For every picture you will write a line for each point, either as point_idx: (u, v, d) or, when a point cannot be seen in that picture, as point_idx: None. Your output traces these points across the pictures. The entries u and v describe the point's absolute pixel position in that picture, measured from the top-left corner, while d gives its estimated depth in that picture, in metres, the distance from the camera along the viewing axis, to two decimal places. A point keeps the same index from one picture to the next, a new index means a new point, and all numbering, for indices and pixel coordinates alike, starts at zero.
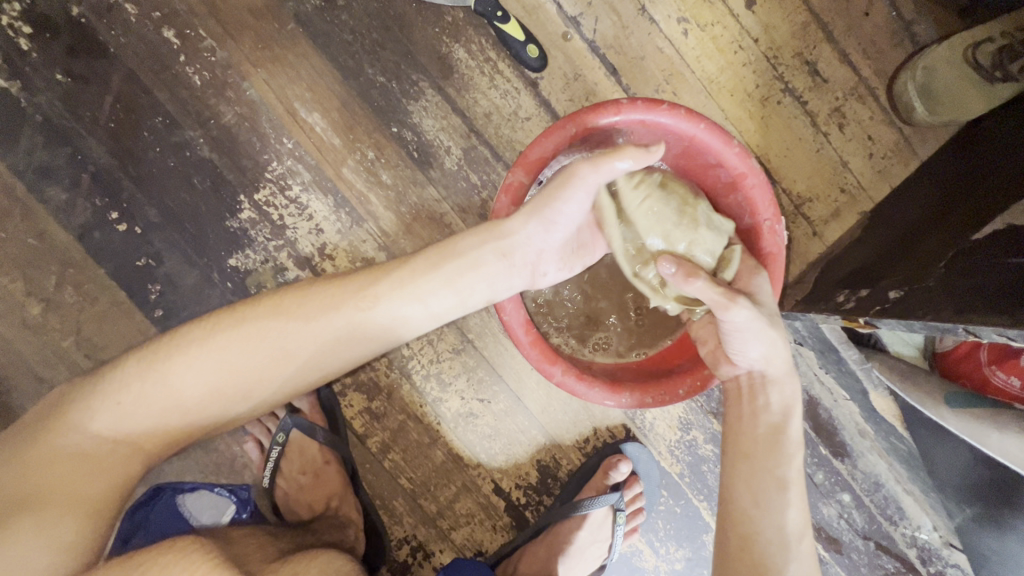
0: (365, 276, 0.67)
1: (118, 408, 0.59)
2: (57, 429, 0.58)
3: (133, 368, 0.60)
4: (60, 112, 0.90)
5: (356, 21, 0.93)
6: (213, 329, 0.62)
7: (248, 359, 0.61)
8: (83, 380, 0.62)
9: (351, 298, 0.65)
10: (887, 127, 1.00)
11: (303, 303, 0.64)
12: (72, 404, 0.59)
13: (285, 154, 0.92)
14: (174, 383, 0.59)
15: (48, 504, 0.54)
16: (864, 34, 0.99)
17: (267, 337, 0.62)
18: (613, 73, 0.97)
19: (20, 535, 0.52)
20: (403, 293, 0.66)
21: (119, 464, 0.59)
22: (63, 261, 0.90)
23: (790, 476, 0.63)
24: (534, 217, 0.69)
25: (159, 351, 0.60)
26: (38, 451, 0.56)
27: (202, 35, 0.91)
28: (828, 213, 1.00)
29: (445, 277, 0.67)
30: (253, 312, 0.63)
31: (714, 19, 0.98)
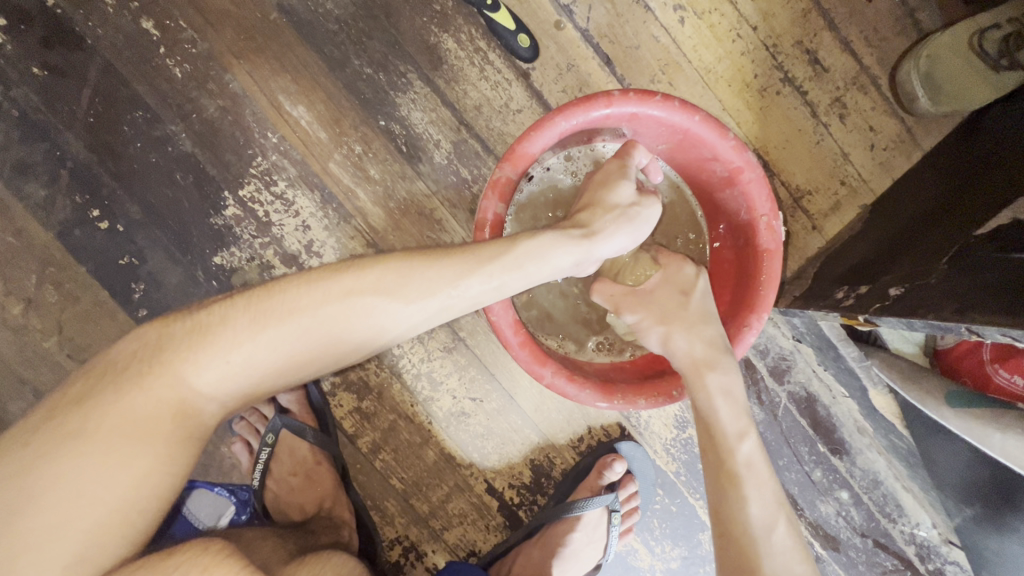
0: (469, 257, 0.63)
1: (218, 370, 0.56)
2: (158, 376, 0.54)
3: (239, 329, 0.56)
4: (37, 106, 0.88)
5: (341, 11, 0.90)
6: (321, 296, 0.59)
7: (348, 333, 0.60)
8: (178, 326, 0.57)
9: (447, 283, 0.62)
10: (889, 118, 0.97)
11: (406, 278, 0.61)
12: (170, 355, 0.55)
13: (270, 148, 0.90)
14: (271, 355, 0.57)
15: (132, 475, 0.52)
16: (866, 21, 0.96)
17: (369, 312, 0.60)
18: (607, 64, 0.94)
19: (103, 479, 0.51)
20: (494, 285, 0.64)
21: (203, 428, 0.57)
22: (44, 259, 0.88)
23: (740, 468, 0.64)
24: (620, 232, 0.71)
25: (266, 313, 0.57)
26: (126, 406, 0.53)
27: (183, 26, 0.89)
28: (828, 206, 0.97)
29: (529, 274, 0.65)
30: (361, 282, 0.60)
31: (711, 6, 0.95)
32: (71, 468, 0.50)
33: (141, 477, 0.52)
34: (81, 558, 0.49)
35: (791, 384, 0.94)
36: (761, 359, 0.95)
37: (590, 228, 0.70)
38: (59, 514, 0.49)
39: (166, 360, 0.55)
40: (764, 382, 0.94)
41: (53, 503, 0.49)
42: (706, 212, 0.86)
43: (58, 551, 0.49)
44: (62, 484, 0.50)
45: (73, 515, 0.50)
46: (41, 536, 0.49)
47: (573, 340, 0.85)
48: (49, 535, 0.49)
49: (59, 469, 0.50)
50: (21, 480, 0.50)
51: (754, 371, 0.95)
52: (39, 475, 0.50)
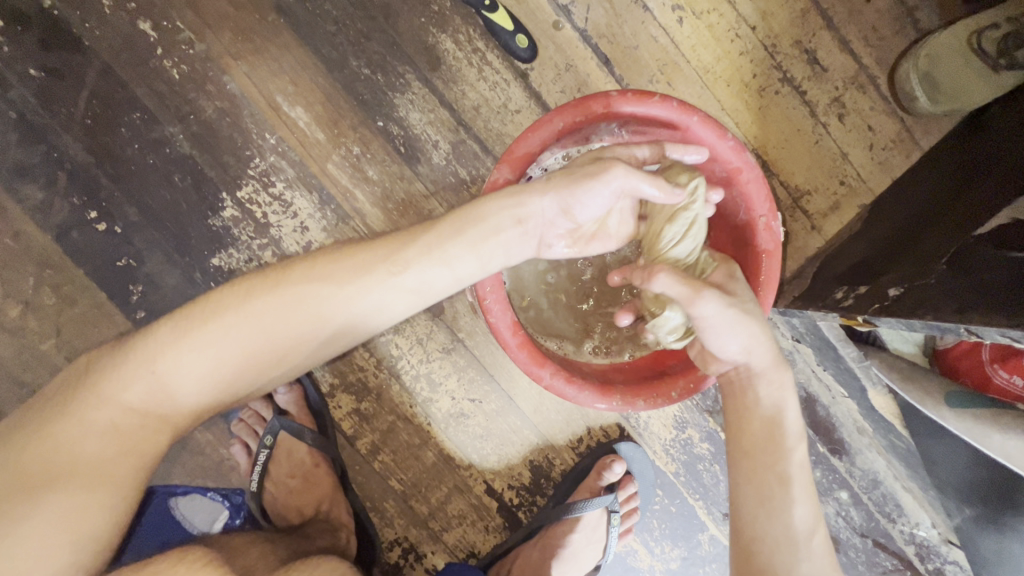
0: (390, 244, 0.64)
1: (148, 377, 0.57)
2: (90, 396, 0.57)
3: (163, 335, 0.58)
4: (35, 108, 0.87)
5: (339, 11, 0.89)
6: (245, 294, 0.60)
7: (281, 324, 0.60)
8: (106, 351, 0.60)
9: (382, 262, 0.63)
10: (888, 117, 0.97)
11: (335, 266, 0.62)
12: (98, 375, 0.58)
13: (268, 150, 0.89)
14: (202, 352, 0.58)
15: (70, 487, 0.54)
16: (865, 21, 0.96)
17: (297, 302, 0.60)
18: (606, 64, 0.94)
19: (53, 501, 0.53)
20: (432, 259, 0.63)
21: (145, 435, 0.58)
22: (41, 262, 0.87)
23: (792, 470, 0.59)
24: (558, 186, 0.65)
25: (191, 316, 0.59)
26: (60, 427, 0.55)
27: (180, 27, 0.88)
28: (827, 206, 0.97)
29: (472, 242, 0.64)
30: (286, 277, 0.61)
31: (709, 6, 0.94)
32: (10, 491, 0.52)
33: (78, 488, 0.54)
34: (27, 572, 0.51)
35: None
36: None
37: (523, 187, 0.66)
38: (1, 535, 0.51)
39: (99, 378, 0.57)
40: None
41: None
42: (706, 214, 0.86)
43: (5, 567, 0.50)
44: (1, 506, 0.52)
45: (14, 534, 0.51)
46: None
47: (572, 340, 0.85)
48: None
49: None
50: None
51: None
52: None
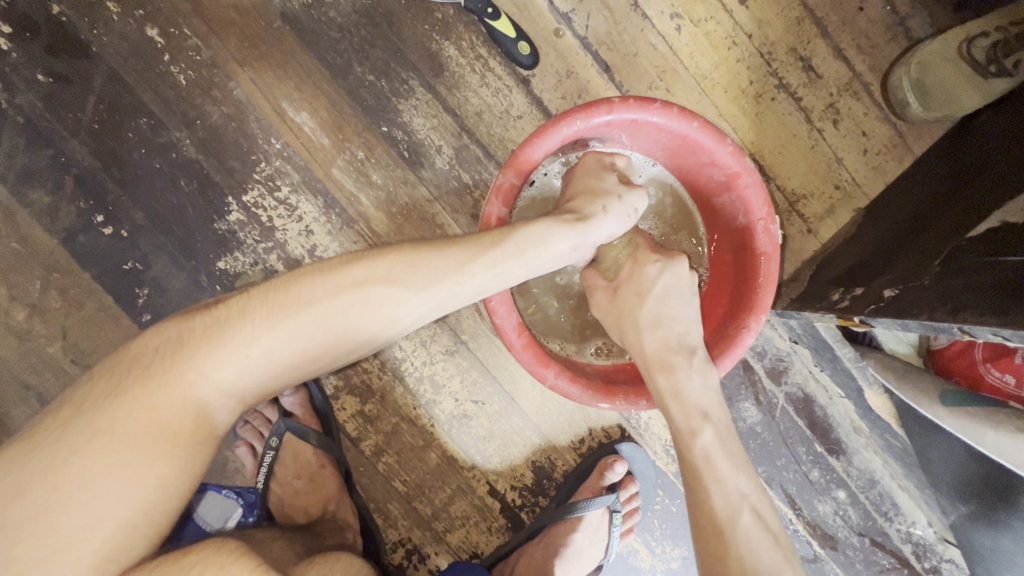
0: (469, 248, 0.65)
1: (238, 363, 0.58)
2: (184, 370, 0.57)
3: (257, 320, 0.59)
4: (42, 113, 0.88)
5: (344, 19, 0.91)
6: (335, 287, 0.61)
7: (362, 320, 0.62)
8: (194, 321, 0.59)
9: (454, 273, 0.64)
10: (881, 123, 0.99)
11: (417, 267, 0.63)
12: (186, 350, 0.58)
13: (274, 155, 0.91)
14: (287, 343, 0.60)
15: (156, 465, 0.55)
16: (858, 29, 0.98)
17: (380, 300, 0.62)
18: (605, 71, 0.96)
19: (144, 469, 0.55)
20: (499, 272, 0.65)
21: (224, 418, 0.60)
22: (48, 265, 0.88)
23: (699, 461, 0.67)
24: (611, 219, 0.71)
25: (283, 304, 0.60)
26: (150, 397, 0.56)
27: (187, 34, 0.90)
28: (822, 210, 0.99)
29: (528, 260, 0.66)
30: (371, 273, 0.63)
31: (707, 14, 0.97)
32: (99, 459, 0.54)
33: (165, 465, 0.56)
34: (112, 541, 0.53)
35: (788, 385, 0.96)
36: (759, 361, 0.96)
37: (583, 214, 0.70)
38: (89, 501, 0.53)
39: (188, 354, 0.57)
40: (761, 383, 0.96)
41: (85, 490, 0.53)
42: (705, 217, 0.88)
43: (92, 533, 0.52)
44: (89, 473, 0.53)
45: (101, 503, 0.53)
46: (74, 520, 0.52)
47: (573, 342, 0.86)
48: (85, 519, 0.52)
49: (87, 456, 0.53)
50: (56, 470, 0.53)
51: (751, 372, 0.96)
52: (69, 466, 0.53)
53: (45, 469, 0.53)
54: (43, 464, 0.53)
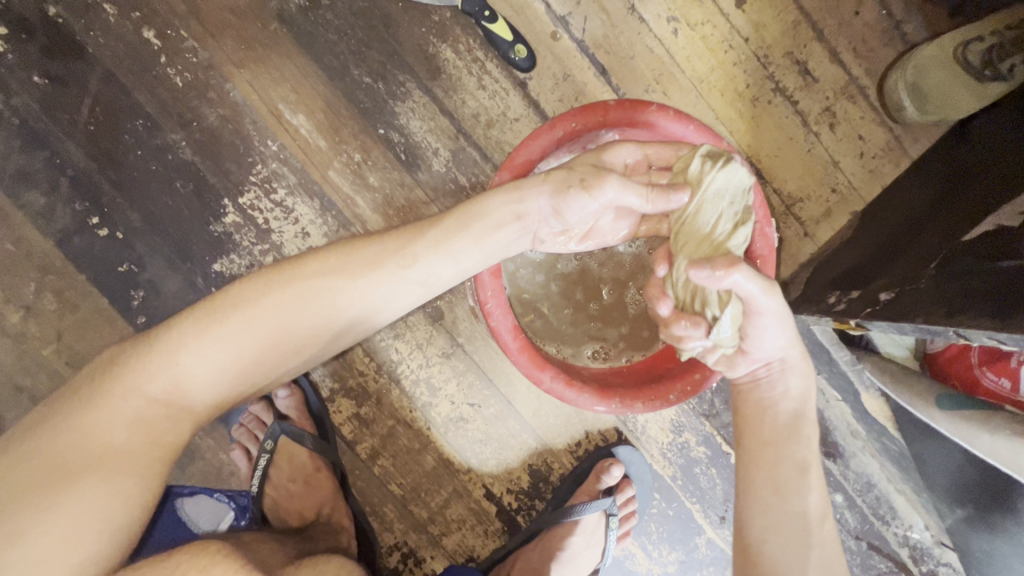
0: (396, 239, 0.65)
1: (173, 371, 0.59)
2: (116, 387, 0.58)
3: (184, 330, 0.60)
4: (38, 115, 0.88)
5: (341, 21, 0.91)
6: (263, 289, 0.62)
7: (296, 319, 0.62)
8: (125, 347, 0.61)
9: (391, 255, 0.64)
10: (877, 126, 0.99)
11: (348, 261, 0.64)
12: (119, 370, 0.59)
13: (270, 157, 0.90)
14: (223, 344, 0.60)
15: (100, 479, 0.55)
16: (854, 33, 0.98)
17: (313, 296, 0.62)
18: (602, 74, 0.96)
19: (90, 482, 0.55)
20: (443, 252, 0.65)
21: (170, 427, 0.60)
22: (43, 267, 0.88)
23: (809, 463, 0.65)
24: (546, 186, 0.65)
25: (211, 310, 0.60)
26: (87, 417, 0.57)
27: (184, 36, 0.89)
28: (819, 213, 0.99)
29: (475, 236, 0.66)
30: (300, 271, 0.63)
31: (704, 18, 0.97)
32: (36, 482, 0.54)
33: (106, 475, 0.55)
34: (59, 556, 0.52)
35: None
36: None
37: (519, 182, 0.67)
38: (29, 524, 0.52)
39: (121, 372, 0.59)
40: None
41: (26, 514, 0.52)
42: None
43: (37, 552, 0.51)
44: (28, 496, 0.53)
45: (41, 522, 0.52)
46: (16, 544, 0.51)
47: (570, 344, 0.86)
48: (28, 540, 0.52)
49: (26, 480, 0.54)
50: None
51: None
52: (8, 490, 0.53)
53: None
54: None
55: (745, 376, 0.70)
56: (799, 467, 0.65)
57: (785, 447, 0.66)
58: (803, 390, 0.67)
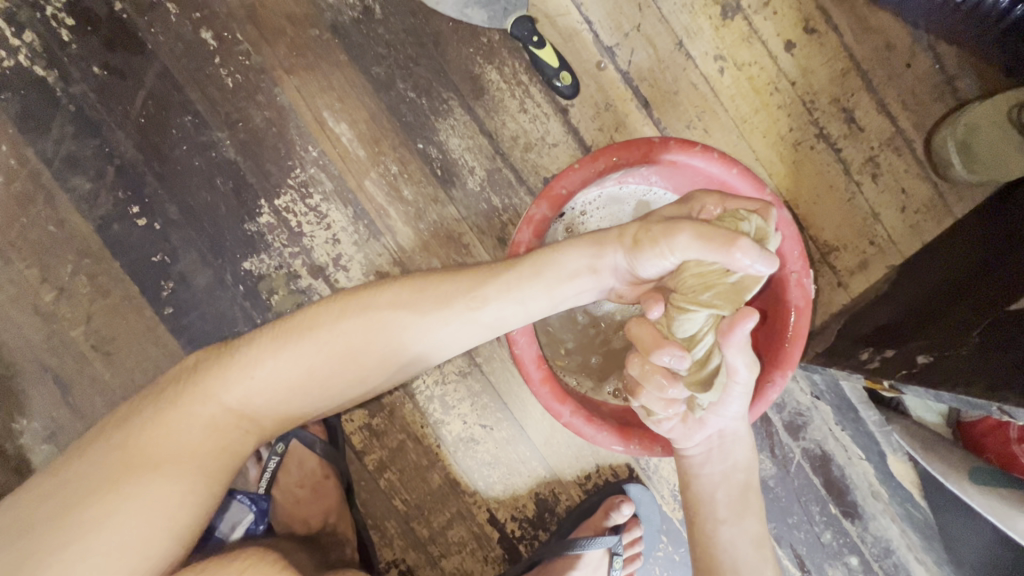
0: (473, 277, 0.65)
1: (244, 384, 0.60)
2: (196, 393, 0.59)
3: (262, 347, 0.61)
4: (92, 103, 0.90)
5: (391, 36, 0.92)
6: (339, 314, 0.63)
7: (366, 345, 0.63)
8: (210, 353, 0.63)
9: (464, 296, 0.64)
10: (922, 181, 0.98)
11: (421, 293, 0.64)
12: (200, 375, 0.60)
13: (310, 162, 0.92)
14: (295, 363, 0.61)
15: (166, 477, 0.55)
16: (904, 85, 0.97)
17: (386, 327, 0.63)
18: (644, 106, 0.96)
19: (157, 484, 0.55)
20: (513, 297, 0.64)
21: (238, 438, 0.61)
22: (81, 251, 0.90)
23: (762, 536, 0.71)
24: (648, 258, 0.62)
25: (292, 329, 0.62)
26: (169, 415, 0.58)
27: (239, 39, 0.92)
28: (854, 264, 0.98)
29: (547, 284, 0.65)
30: (378, 300, 0.64)
31: (751, 59, 0.97)
32: (113, 474, 0.54)
33: (179, 474, 0.56)
34: (128, 552, 0.53)
35: (805, 441, 0.92)
36: (776, 414, 0.92)
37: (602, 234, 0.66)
38: (106, 511, 0.53)
39: (205, 375, 0.60)
40: (777, 436, 0.92)
41: (104, 500, 0.53)
42: None
43: (108, 544, 0.52)
44: (107, 482, 0.54)
45: (115, 513, 0.53)
46: (91, 529, 0.52)
47: (590, 376, 0.85)
48: (100, 529, 0.52)
49: (109, 466, 0.55)
50: (72, 482, 0.54)
51: (767, 424, 0.92)
52: (90, 474, 0.55)
53: (69, 480, 0.54)
54: (68, 474, 0.55)
55: (698, 449, 0.70)
56: (754, 541, 0.70)
57: (741, 523, 0.71)
58: (747, 462, 0.72)
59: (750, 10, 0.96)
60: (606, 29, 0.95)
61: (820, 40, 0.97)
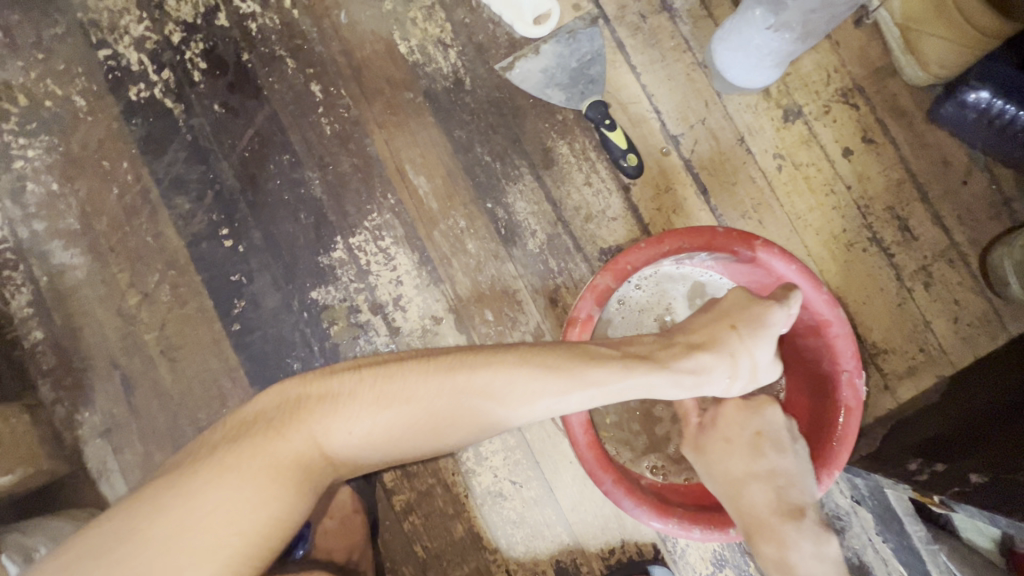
0: (562, 376, 0.66)
1: (342, 434, 0.60)
2: (301, 433, 0.59)
3: (367, 399, 0.61)
4: (206, 134, 1.01)
5: (476, 105, 1.02)
6: (438, 380, 0.63)
7: (455, 418, 0.64)
8: (314, 390, 0.62)
9: (551, 394, 0.66)
10: (976, 295, 0.98)
11: (514, 378, 0.65)
12: (307, 416, 0.60)
13: (386, 208, 1.00)
14: (392, 422, 0.61)
15: (263, 515, 0.55)
16: (960, 201, 1.00)
17: (482, 403, 0.64)
18: (703, 193, 1.01)
19: (254, 520, 0.54)
20: (590, 401, 0.67)
21: (322, 483, 0.61)
22: (169, 263, 0.98)
23: None
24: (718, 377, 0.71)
25: (394, 389, 0.62)
26: (275, 449, 0.57)
27: (342, 94, 1.02)
28: (903, 369, 0.98)
29: (621, 394, 0.68)
30: (473, 373, 0.64)
31: (809, 161, 1.02)
32: (224, 495, 0.54)
33: (274, 512, 0.55)
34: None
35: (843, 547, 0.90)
36: None
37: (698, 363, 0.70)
38: (215, 541, 0.52)
39: (312, 415, 0.60)
40: None
41: (208, 521, 0.53)
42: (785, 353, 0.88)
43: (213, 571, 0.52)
44: (214, 506, 0.53)
45: (223, 542, 0.53)
46: (198, 552, 0.52)
47: (629, 447, 0.85)
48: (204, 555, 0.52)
49: (224, 492, 0.54)
50: (183, 498, 0.53)
51: None
52: (204, 499, 0.53)
53: (178, 498, 0.53)
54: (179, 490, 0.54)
55: None
56: None
57: None
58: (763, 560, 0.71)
59: (811, 117, 1.03)
60: (673, 119, 1.02)
61: (877, 150, 1.02)
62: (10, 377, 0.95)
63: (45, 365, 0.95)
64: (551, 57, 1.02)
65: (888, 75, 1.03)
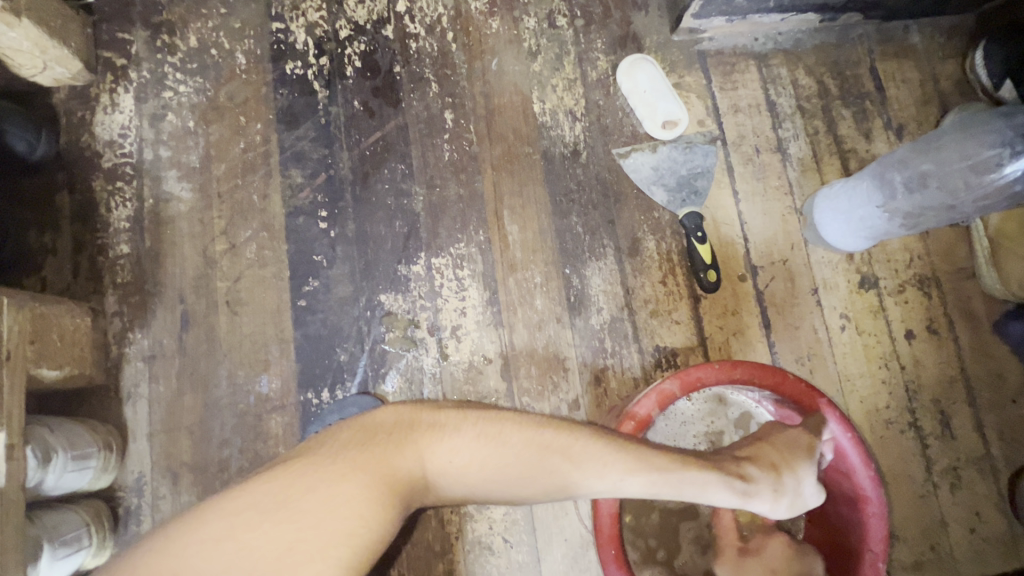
0: (633, 459, 0.72)
1: (438, 459, 0.69)
2: (401, 448, 0.68)
3: (462, 436, 0.70)
4: (339, 124, 1.09)
5: (585, 179, 1.08)
6: (527, 438, 0.71)
7: (530, 477, 0.70)
8: (421, 414, 0.72)
9: (619, 473, 0.71)
10: (998, 513, 0.99)
11: (591, 455, 0.71)
12: (407, 437, 0.69)
13: (474, 242, 1.05)
14: (476, 462, 0.69)
15: (356, 505, 0.62)
16: (1005, 417, 1.03)
17: (552, 471, 0.70)
18: (765, 326, 1.05)
19: (348, 500, 0.62)
20: (652, 491, 0.73)
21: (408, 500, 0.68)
22: (264, 224, 1.04)
23: None
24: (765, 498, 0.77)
25: (491, 433, 0.71)
26: (379, 457, 0.66)
27: (470, 129, 1.10)
28: (909, 561, 0.97)
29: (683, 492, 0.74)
30: (558, 443, 0.71)
31: (873, 331, 1.06)
32: (328, 480, 0.63)
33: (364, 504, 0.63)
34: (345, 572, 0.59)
35: None
36: None
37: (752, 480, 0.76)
38: (324, 501, 0.61)
39: (409, 439, 0.68)
40: None
41: (314, 497, 0.62)
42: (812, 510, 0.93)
43: (325, 541, 0.59)
44: (319, 483, 0.63)
45: (331, 511, 0.61)
46: (313, 522, 0.60)
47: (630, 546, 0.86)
48: (322, 537, 0.60)
49: (323, 480, 0.63)
50: (291, 481, 0.63)
51: None
52: (309, 479, 0.63)
53: (293, 484, 0.63)
54: (288, 484, 0.62)
55: None
56: None
57: None
58: None
59: (885, 290, 1.07)
60: (758, 251, 1.07)
61: (939, 342, 1.05)
62: (86, 278, 0.99)
63: (120, 278, 1.00)
64: (665, 159, 1.09)
65: (968, 276, 1.07)
